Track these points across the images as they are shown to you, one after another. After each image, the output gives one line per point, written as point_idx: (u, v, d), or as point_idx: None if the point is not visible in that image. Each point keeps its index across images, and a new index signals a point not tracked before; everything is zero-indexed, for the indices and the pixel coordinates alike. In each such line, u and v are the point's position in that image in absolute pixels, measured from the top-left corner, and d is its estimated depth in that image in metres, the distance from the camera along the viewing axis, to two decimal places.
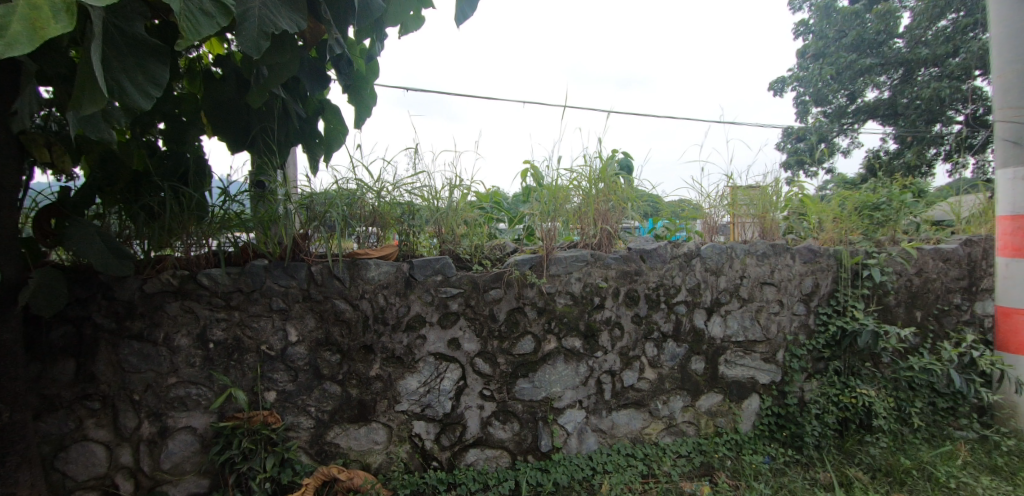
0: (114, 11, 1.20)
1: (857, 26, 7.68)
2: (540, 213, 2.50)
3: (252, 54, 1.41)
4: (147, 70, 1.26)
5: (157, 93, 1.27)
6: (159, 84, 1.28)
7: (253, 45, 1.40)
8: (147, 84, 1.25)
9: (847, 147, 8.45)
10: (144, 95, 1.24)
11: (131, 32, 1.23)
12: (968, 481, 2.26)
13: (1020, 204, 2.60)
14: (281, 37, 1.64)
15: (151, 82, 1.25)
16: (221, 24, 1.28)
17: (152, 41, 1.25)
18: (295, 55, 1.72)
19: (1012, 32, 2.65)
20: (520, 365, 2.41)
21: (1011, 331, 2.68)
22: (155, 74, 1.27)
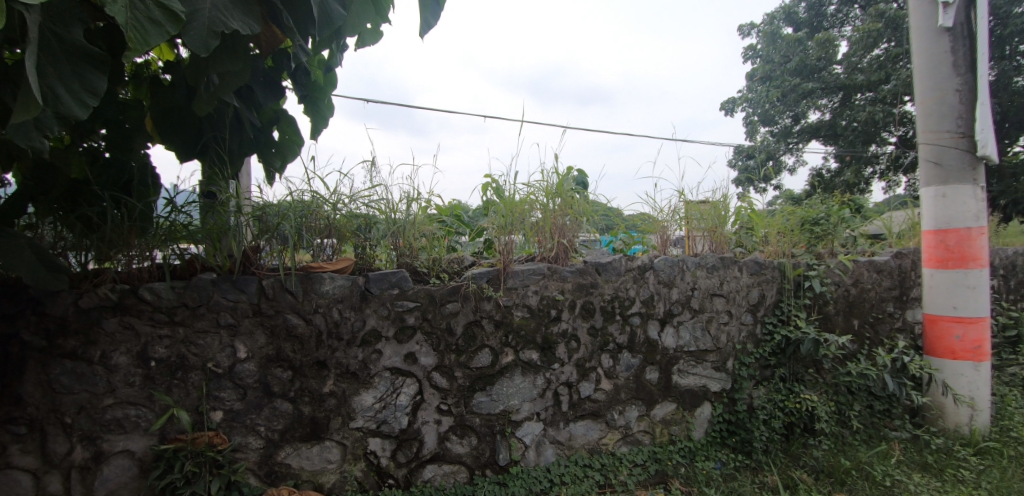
0: (50, 16, 1.15)
1: (799, 52, 8.17)
2: (498, 226, 2.53)
3: (201, 53, 1.36)
4: (85, 79, 1.19)
5: (94, 102, 1.21)
6: (97, 93, 1.22)
7: (201, 44, 1.35)
8: (83, 92, 1.19)
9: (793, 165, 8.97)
10: (81, 104, 1.18)
11: (70, 40, 1.18)
12: (901, 479, 2.40)
13: (942, 219, 2.80)
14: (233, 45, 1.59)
15: (88, 90, 1.19)
16: (169, 31, 1.22)
17: (93, 49, 1.20)
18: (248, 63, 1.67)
19: (928, 64, 2.90)
20: (477, 379, 2.40)
21: (938, 337, 2.86)
22: (94, 83, 1.21)
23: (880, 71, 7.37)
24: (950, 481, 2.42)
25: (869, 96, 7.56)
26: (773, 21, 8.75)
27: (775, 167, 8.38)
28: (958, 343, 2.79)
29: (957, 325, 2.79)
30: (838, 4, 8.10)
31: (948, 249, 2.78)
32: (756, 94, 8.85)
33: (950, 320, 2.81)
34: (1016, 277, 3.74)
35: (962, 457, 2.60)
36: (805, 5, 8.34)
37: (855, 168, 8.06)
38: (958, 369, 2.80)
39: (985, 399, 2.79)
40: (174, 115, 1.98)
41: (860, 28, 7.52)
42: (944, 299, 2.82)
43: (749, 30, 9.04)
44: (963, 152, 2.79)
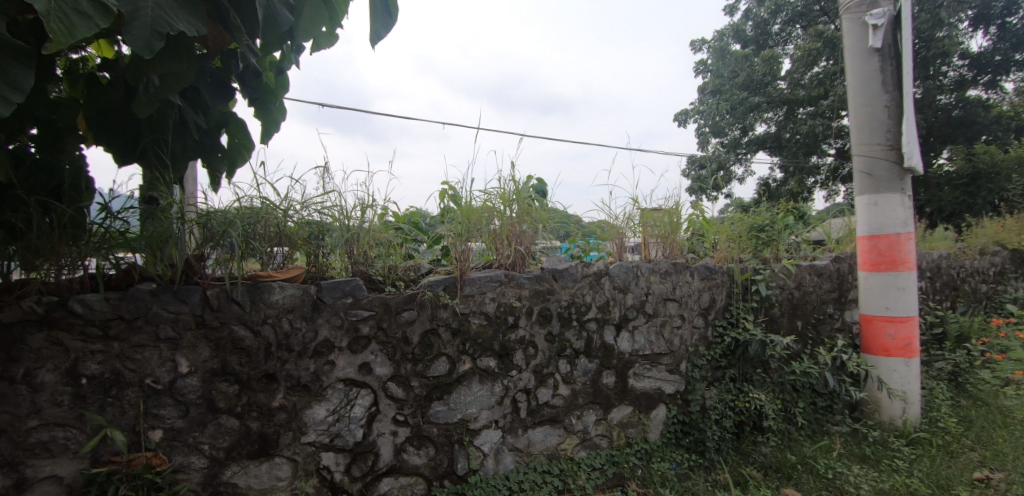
0: None
1: (746, 68, 8.59)
2: (455, 234, 2.50)
3: (144, 54, 1.26)
4: (7, 73, 1.10)
5: (18, 98, 1.11)
6: (21, 89, 1.12)
7: (143, 44, 1.26)
8: (5, 87, 1.09)
9: (742, 175, 9.41)
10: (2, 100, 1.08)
11: None
12: (842, 471, 2.53)
13: (874, 225, 3.00)
14: (175, 44, 1.51)
15: (10, 85, 1.10)
16: (100, 25, 1.16)
17: (16, 42, 1.12)
18: (194, 64, 1.59)
19: (860, 80, 3.10)
20: (435, 388, 2.37)
21: (872, 335, 3.05)
22: (17, 79, 1.12)
23: (821, 87, 7.76)
24: (886, 471, 2.58)
25: (809, 110, 8.00)
26: (723, 37, 9.17)
27: (725, 176, 8.79)
28: (890, 341, 2.98)
29: (889, 324, 2.98)
30: (780, 24, 8.56)
31: (880, 253, 2.98)
32: (707, 106, 9.31)
33: (883, 320, 2.99)
34: (941, 279, 4.04)
35: (896, 447, 2.77)
36: (752, 23, 8.78)
37: (797, 178, 8.60)
38: (891, 365, 2.99)
39: (915, 392, 2.98)
40: (112, 116, 1.84)
41: (798, 46, 7.92)
42: (878, 300, 3.01)
43: (700, 45, 9.43)
44: (893, 163, 2.99)
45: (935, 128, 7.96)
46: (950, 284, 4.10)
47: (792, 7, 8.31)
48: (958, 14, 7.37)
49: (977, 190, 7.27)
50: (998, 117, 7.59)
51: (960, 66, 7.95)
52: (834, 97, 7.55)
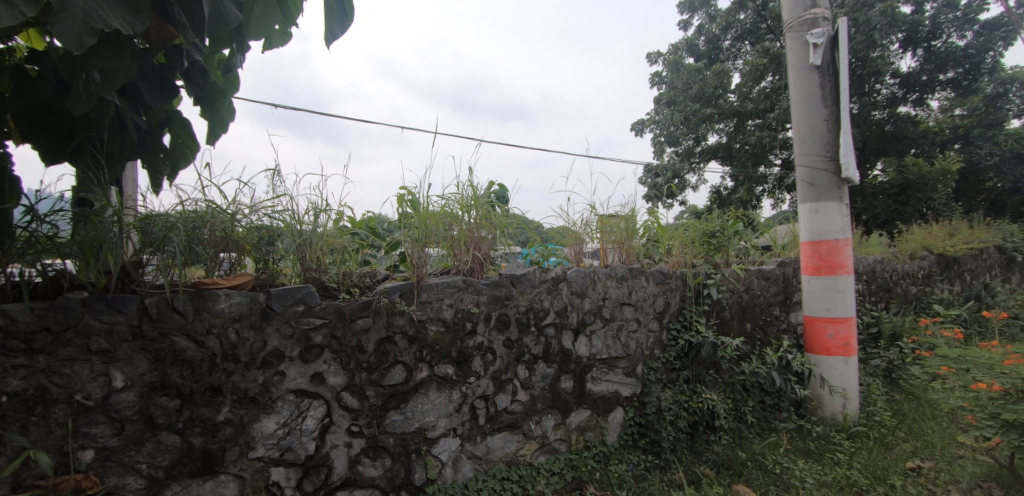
0: None
1: (699, 80, 8.83)
2: (413, 239, 2.47)
3: (74, 50, 1.19)
4: None
5: None
6: None
7: (74, 39, 1.19)
8: None
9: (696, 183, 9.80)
10: None
11: None
12: (788, 466, 2.65)
13: (816, 232, 3.18)
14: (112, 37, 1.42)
15: None
16: (25, 13, 1.07)
17: None
18: (136, 61, 1.49)
19: (802, 95, 3.28)
20: (391, 397, 2.32)
21: (815, 336, 3.21)
22: None
23: (767, 101, 8.18)
24: (828, 464, 2.72)
25: (757, 122, 8.41)
26: (677, 50, 9.52)
27: (679, 184, 9.24)
28: (831, 340, 3.15)
29: (830, 325, 3.14)
30: (731, 40, 8.97)
31: (821, 258, 3.15)
32: (663, 116, 9.52)
33: (824, 321, 3.16)
34: (876, 282, 4.31)
35: (837, 441, 2.92)
36: (704, 38, 9.14)
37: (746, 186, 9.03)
38: (832, 363, 3.15)
39: (854, 389, 3.16)
40: (44, 112, 1.73)
41: (747, 61, 8.32)
42: (819, 302, 3.17)
43: (656, 58, 9.75)
44: (831, 173, 3.18)
45: (870, 141, 8.54)
46: (883, 287, 4.39)
47: (741, 24, 8.74)
48: (890, 37, 7.85)
49: (907, 199, 7.87)
50: (925, 132, 8.23)
51: (892, 84, 8.58)
52: (779, 110, 7.97)
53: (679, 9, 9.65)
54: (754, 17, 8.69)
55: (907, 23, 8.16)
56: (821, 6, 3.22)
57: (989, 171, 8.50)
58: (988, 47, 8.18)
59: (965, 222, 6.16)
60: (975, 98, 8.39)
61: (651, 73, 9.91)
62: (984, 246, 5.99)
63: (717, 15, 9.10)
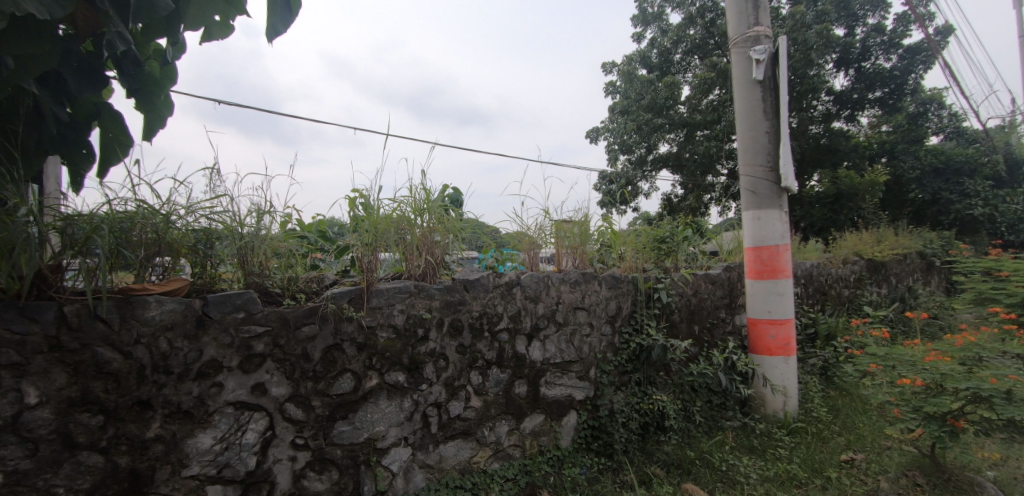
0: None
1: (650, 91, 9.14)
2: (363, 243, 2.41)
3: None
4: None
5: None
6: None
7: None
8: None
9: (649, 190, 10.13)
10: None
11: None
12: (733, 463, 2.76)
13: (758, 238, 3.34)
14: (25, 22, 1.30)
15: None
16: None
17: None
18: (57, 47, 1.38)
19: (747, 107, 3.44)
20: (338, 407, 2.23)
21: (757, 337, 3.36)
22: None
23: (715, 113, 8.54)
24: (770, 459, 2.85)
25: (705, 133, 8.77)
26: (631, 61, 9.79)
27: (632, 191, 9.65)
28: (772, 341, 3.30)
29: (771, 326, 3.30)
30: (681, 53, 9.34)
31: (763, 263, 3.31)
32: (617, 124, 9.90)
33: (767, 322, 3.31)
34: (813, 285, 4.58)
35: (779, 437, 3.06)
36: (657, 51, 9.47)
37: (695, 194, 9.43)
38: (773, 363, 3.30)
39: (793, 386, 3.32)
40: None
41: (697, 75, 8.67)
42: (762, 305, 3.33)
43: (610, 67, 9.99)
44: (772, 182, 3.35)
45: (807, 154, 9.10)
46: (819, 290, 4.67)
47: (691, 40, 9.11)
48: (825, 57, 8.41)
49: (840, 208, 8.45)
50: (855, 146, 8.86)
51: (828, 101, 9.17)
52: (725, 122, 8.35)
53: (632, 22, 9.94)
54: (702, 33, 9.09)
55: (840, 44, 8.76)
56: (763, 24, 3.40)
57: (912, 183, 9.27)
58: (910, 69, 8.90)
59: (889, 230, 6.68)
60: (899, 116, 9.11)
61: (606, 82, 10.18)
62: (906, 252, 6.51)
63: (668, 29, 9.45)
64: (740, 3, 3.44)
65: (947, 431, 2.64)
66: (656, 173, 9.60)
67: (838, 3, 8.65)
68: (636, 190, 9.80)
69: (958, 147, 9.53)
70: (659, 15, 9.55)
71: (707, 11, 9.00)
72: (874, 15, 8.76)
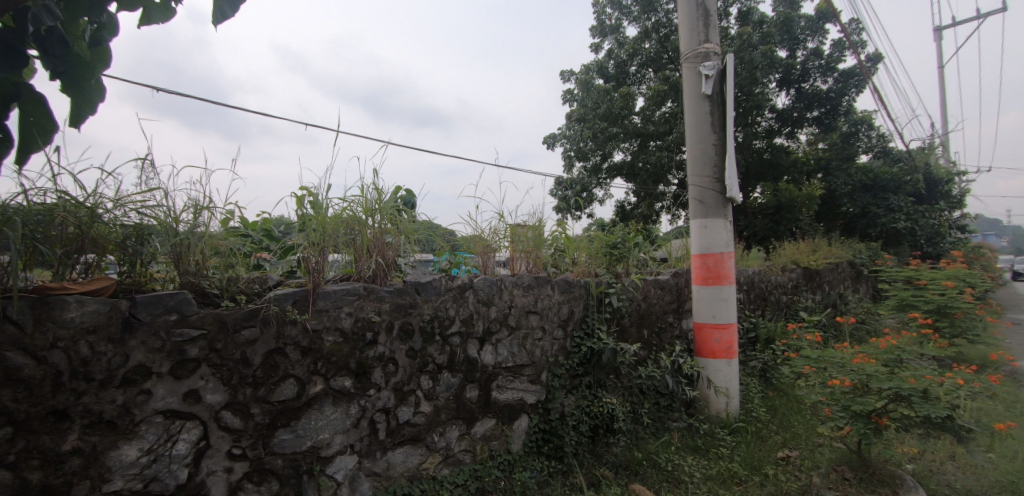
0: None
1: (606, 101, 9.38)
2: (310, 244, 2.33)
3: None
4: None
5: None
6: None
7: None
8: None
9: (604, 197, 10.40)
10: None
11: None
12: (679, 463, 2.85)
13: (705, 246, 3.49)
14: None
15: None
16: None
17: None
18: None
19: (696, 120, 3.59)
20: (280, 414, 2.13)
21: (703, 341, 3.49)
22: None
23: (667, 124, 8.87)
24: (713, 459, 2.97)
25: (657, 143, 9.09)
26: (588, 71, 10.02)
27: (587, 197, 9.89)
28: (716, 344, 3.44)
29: (716, 330, 3.44)
30: (636, 66, 9.65)
31: (709, 269, 3.46)
32: (573, 131, 10.11)
33: (711, 327, 3.45)
34: (754, 291, 4.83)
35: (720, 437, 3.19)
36: (613, 62, 9.75)
37: (647, 202, 9.78)
38: (717, 366, 3.44)
39: (735, 388, 3.48)
40: None
41: (651, 87, 8.98)
42: (707, 310, 3.47)
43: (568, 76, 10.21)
44: (718, 193, 3.51)
45: (752, 167, 9.62)
46: (760, 296, 4.93)
47: (647, 53, 9.45)
48: (769, 76, 8.92)
49: (781, 218, 8.98)
50: (795, 161, 9.46)
51: (771, 118, 9.74)
52: (676, 134, 8.69)
53: (591, 33, 10.19)
54: (657, 47, 9.45)
55: (782, 65, 9.31)
56: (712, 42, 3.57)
57: (844, 198, 10.00)
58: (844, 92, 9.44)
59: (823, 241, 7.16)
60: (834, 135, 9.78)
61: (563, 90, 10.38)
62: (838, 261, 7.00)
63: (625, 42, 9.73)
64: (691, 20, 3.61)
65: (872, 428, 2.82)
66: (610, 180, 9.88)
67: (780, 26, 9.22)
68: (590, 196, 10.04)
69: (885, 166, 10.36)
70: (616, 28, 9.84)
71: (661, 27, 9.38)
72: (813, 39, 9.38)
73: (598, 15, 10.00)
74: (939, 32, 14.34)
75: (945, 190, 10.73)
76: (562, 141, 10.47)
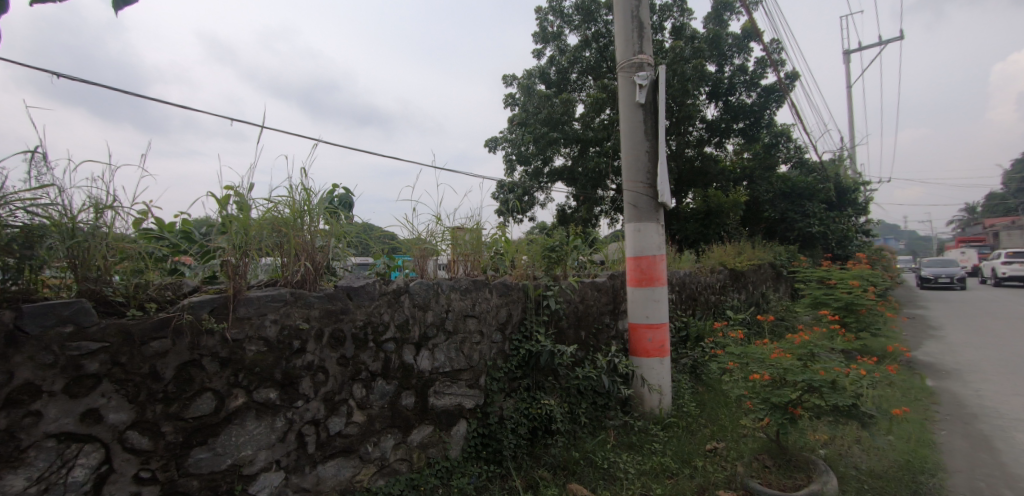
0: None
1: (547, 106, 9.56)
2: (231, 246, 2.20)
3: None
4: None
5: None
6: None
7: None
8: None
9: (545, 201, 10.61)
10: None
11: None
12: (615, 461, 2.94)
13: (639, 249, 3.63)
14: None
15: None
16: None
17: None
18: None
19: (631, 127, 3.73)
20: (195, 432, 1.97)
21: (637, 341, 3.63)
22: None
23: (605, 131, 9.18)
24: (646, 454, 3.09)
25: (596, 149, 9.38)
26: (531, 76, 10.19)
27: (527, 200, 10.07)
28: (649, 343, 3.59)
29: (649, 330, 3.58)
30: (577, 73, 9.90)
31: (642, 271, 3.60)
32: (515, 135, 10.23)
33: (645, 326, 3.59)
34: (686, 291, 5.10)
35: (653, 432, 3.33)
36: (555, 69, 9.96)
37: (586, 206, 10.11)
38: (650, 364, 3.58)
39: (667, 385, 3.64)
40: None
41: (590, 94, 9.23)
42: (640, 310, 3.61)
43: (510, 80, 10.32)
44: (650, 198, 3.66)
45: (684, 174, 10.17)
46: (691, 296, 5.21)
47: (587, 61, 9.73)
48: (700, 89, 9.46)
49: (709, 223, 9.58)
50: (722, 170, 10.11)
51: (702, 128, 10.33)
52: (614, 140, 9.01)
53: (533, 39, 10.35)
54: (597, 56, 9.77)
55: (712, 79, 9.87)
56: (646, 53, 3.72)
57: (767, 204, 10.83)
58: (765, 106, 10.11)
59: (747, 243, 7.70)
60: (758, 146, 10.54)
61: (505, 94, 10.47)
62: (761, 262, 7.56)
63: (566, 49, 9.97)
64: (625, 32, 3.75)
65: (788, 418, 3.03)
66: (551, 184, 10.11)
67: (709, 42, 9.82)
68: (530, 199, 10.21)
69: (802, 175, 11.30)
70: (558, 35, 10.05)
71: (600, 37, 9.70)
72: (739, 56, 10.05)
73: (540, 21, 10.17)
74: (848, 55, 15.85)
75: (852, 198, 11.87)
76: (502, 144, 10.56)
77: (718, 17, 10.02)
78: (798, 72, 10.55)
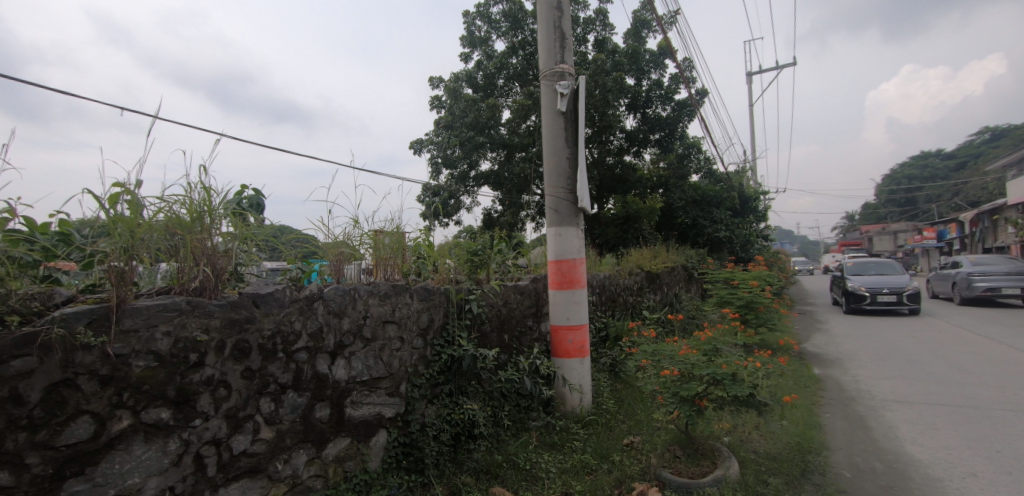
0: None
1: (473, 110, 9.58)
2: (115, 250, 1.96)
3: None
4: None
5: None
6: None
7: None
8: None
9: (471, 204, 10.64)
10: None
11: None
12: (537, 461, 3.02)
13: (560, 253, 3.75)
14: None
15: None
16: None
17: None
18: None
19: (553, 134, 3.85)
20: (69, 461, 1.74)
21: (558, 342, 3.74)
22: None
23: (531, 137, 9.37)
24: (568, 453, 3.20)
25: (522, 154, 9.55)
26: (458, 79, 10.16)
27: (452, 203, 10.06)
28: (570, 344, 3.71)
29: (570, 331, 3.71)
30: (504, 79, 10.02)
31: (563, 274, 3.73)
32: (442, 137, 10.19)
33: (566, 328, 3.71)
34: (605, 294, 5.35)
35: (574, 431, 3.46)
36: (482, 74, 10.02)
37: (512, 211, 10.30)
38: (571, 365, 3.71)
39: (587, 384, 3.79)
40: None
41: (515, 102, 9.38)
42: (561, 312, 3.72)
43: (437, 82, 10.23)
44: (570, 203, 3.80)
45: (605, 181, 10.67)
46: (610, 298, 5.46)
47: (514, 68, 9.88)
48: (620, 100, 9.95)
49: (627, 228, 10.11)
50: (640, 178, 10.69)
51: (623, 138, 10.87)
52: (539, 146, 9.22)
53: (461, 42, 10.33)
54: (524, 63, 9.97)
55: (631, 91, 10.44)
56: (567, 63, 3.86)
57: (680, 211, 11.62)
58: (678, 119, 10.68)
59: (661, 247, 8.24)
60: (672, 157, 11.29)
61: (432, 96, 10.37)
62: (673, 265, 8.10)
63: (493, 55, 10.08)
64: (548, 41, 3.87)
65: (694, 410, 3.28)
66: (477, 188, 10.17)
67: (629, 57, 10.38)
68: (457, 202, 10.20)
69: (711, 185, 12.27)
70: (485, 40, 10.11)
71: (526, 45, 9.92)
72: (655, 71, 10.71)
73: (468, 25, 10.18)
74: (750, 77, 17.54)
75: (753, 206, 13.07)
76: (429, 146, 10.44)
77: (637, 34, 10.62)
78: (707, 89, 11.44)
